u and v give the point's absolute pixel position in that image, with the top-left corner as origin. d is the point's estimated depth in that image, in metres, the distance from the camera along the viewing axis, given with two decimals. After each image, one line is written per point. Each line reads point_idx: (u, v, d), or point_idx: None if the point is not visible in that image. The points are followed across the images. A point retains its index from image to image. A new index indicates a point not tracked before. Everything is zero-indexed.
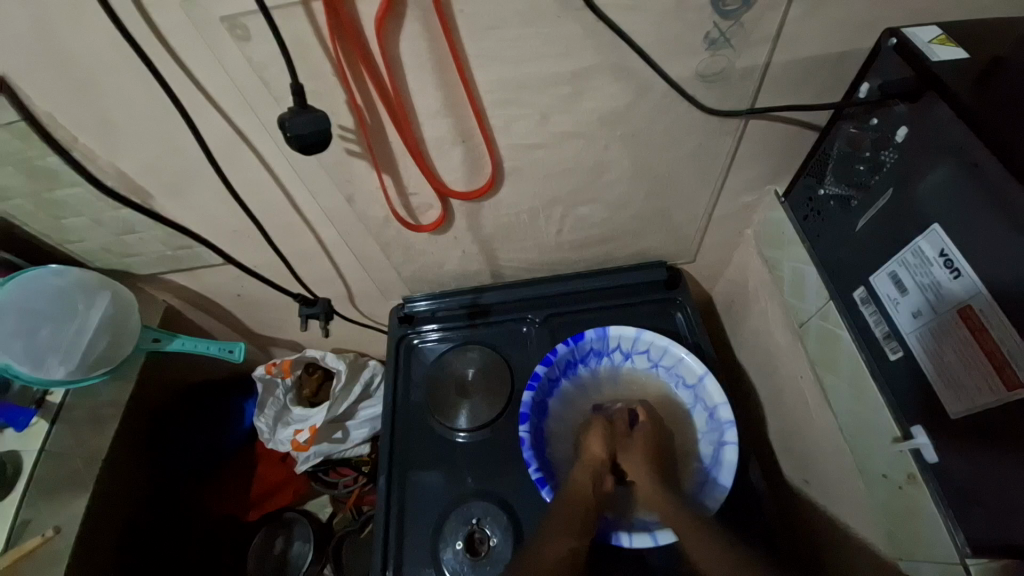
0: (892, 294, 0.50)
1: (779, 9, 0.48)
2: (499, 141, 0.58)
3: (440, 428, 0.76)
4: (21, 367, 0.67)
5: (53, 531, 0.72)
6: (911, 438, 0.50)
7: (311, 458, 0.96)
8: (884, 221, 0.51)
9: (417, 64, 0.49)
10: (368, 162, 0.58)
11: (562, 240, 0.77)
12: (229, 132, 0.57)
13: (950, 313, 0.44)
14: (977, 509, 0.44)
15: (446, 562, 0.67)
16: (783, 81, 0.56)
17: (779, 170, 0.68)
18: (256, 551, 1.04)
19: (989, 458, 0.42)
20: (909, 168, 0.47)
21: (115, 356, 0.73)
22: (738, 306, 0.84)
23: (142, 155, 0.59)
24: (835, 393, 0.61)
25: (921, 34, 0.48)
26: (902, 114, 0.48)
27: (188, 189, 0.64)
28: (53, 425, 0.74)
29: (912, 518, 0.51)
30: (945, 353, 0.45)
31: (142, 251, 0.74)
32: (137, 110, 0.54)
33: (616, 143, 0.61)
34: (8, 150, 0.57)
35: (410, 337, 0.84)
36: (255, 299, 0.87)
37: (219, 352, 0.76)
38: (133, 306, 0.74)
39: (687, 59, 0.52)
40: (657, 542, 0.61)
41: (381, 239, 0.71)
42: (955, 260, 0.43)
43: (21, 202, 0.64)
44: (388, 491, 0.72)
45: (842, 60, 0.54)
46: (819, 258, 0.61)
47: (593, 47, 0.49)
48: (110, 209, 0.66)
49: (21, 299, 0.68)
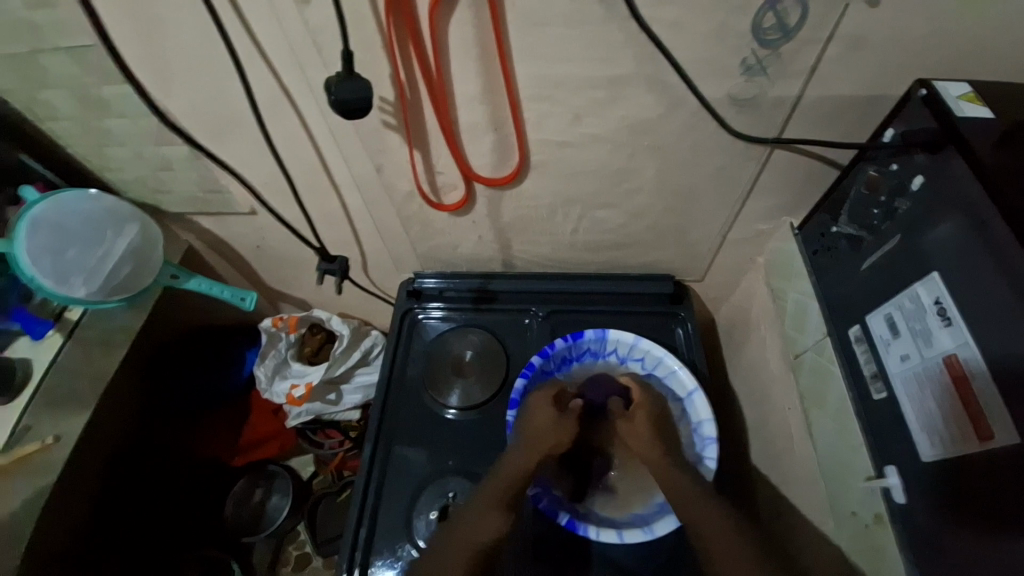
0: (885, 336, 0.52)
1: (817, 44, 0.49)
2: (530, 134, 0.60)
3: (431, 402, 0.78)
4: (45, 280, 0.69)
5: (52, 440, 0.73)
6: (882, 478, 0.51)
7: (303, 415, 1.00)
8: (890, 264, 0.52)
9: (462, 49, 0.51)
10: (401, 136, 0.60)
11: (577, 240, 0.79)
12: (275, 88, 0.59)
13: (936, 361, 0.45)
14: (939, 556, 0.45)
15: (418, 531, 0.69)
16: (813, 115, 0.57)
17: (798, 202, 0.69)
18: (234, 498, 1.06)
19: (955, 505, 0.43)
20: (921, 217, 0.48)
21: (133, 285, 0.76)
22: (738, 330, 0.85)
23: (189, 98, 0.61)
24: (818, 427, 0.62)
25: (951, 89, 0.49)
26: (921, 163, 0.49)
27: (228, 137, 0.66)
28: (67, 340, 0.78)
29: (873, 557, 0.52)
30: (926, 399, 0.46)
31: (174, 190, 0.77)
32: (192, 54, 0.56)
33: (642, 153, 0.62)
34: (66, 74, 0.60)
35: (415, 311, 0.86)
36: (273, 253, 0.90)
37: (232, 298, 0.79)
38: (158, 241, 0.78)
39: (722, 82, 0.53)
40: (622, 540, 0.64)
41: (402, 212, 0.73)
42: (949, 310, 0.44)
43: (70, 126, 0.68)
44: (372, 458, 0.75)
45: (873, 103, 0.55)
46: (822, 293, 0.63)
47: (633, 57, 0.51)
48: (152, 145, 0.69)
49: (54, 218, 0.71)
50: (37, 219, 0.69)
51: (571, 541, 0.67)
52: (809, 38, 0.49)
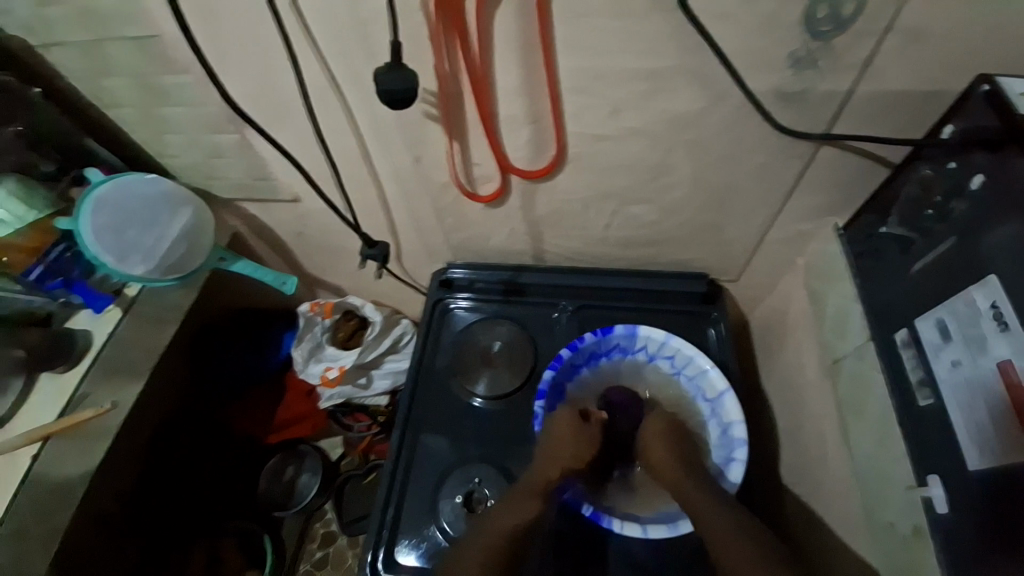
0: (936, 341, 0.50)
1: (872, 37, 0.48)
2: (568, 127, 0.60)
3: (459, 390, 0.80)
4: (107, 257, 0.74)
5: (108, 407, 0.79)
6: (924, 487, 0.49)
7: (334, 397, 1.03)
8: (943, 268, 0.50)
9: (505, 40, 0.51)
10: (441, 127, 0.61)
11: (609, 235, 0.79)
12: (323, 78, 0.61)
13: (991, 369, 0.43)
14: (983, 570, 0.43)
15: (444, 514, 0.71)
16: (864, 111, 0.55)
17: (843, 202, 0.67)
18: (268, 473, 1.11)
19: (1005, 518, 0.41)
20: (982, 218, 0.46)
21: (186, 264, 0.80)
22: (773, 333, 0.83)
23: (242, 88, 0.64)
24: (855, 435, 0.60)
25: (1016, 85, 0.46)
26: (982, 162, 0.47)
27: (276, 125, 0.69)
28: (125, 314, 0.83)
29: (910, 570, 0.50)
30: (977, 408, 0.44)
31: (224, 176, 0.80)
32: (247, 44, 0.59)
33: (681, 148, 0.62)
34: (132, 63, 0.64)
35: (446, 301, 0.88)
36: (312, 239, 0.93)
37: (273, 281, 0.82)
38: (209, 224, 0.82)
39: (769, 75, 0.52)
40: (646, 535, 0.64)
41: (438, 202, 0.74)
42: (1006, 315, 0.42)
43: (133, 113, 0.72)
44: (401, 443, 0.77)
45: (931, 100, 0.53)
46: (866, 296, 0.61)
47: (677, 48, 0.50)
48: (206, 132, 0.72)
49: (115, 198, 0.76)
50: (101, 199, 0.74)
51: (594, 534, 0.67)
52: (864, 30, 0.47)
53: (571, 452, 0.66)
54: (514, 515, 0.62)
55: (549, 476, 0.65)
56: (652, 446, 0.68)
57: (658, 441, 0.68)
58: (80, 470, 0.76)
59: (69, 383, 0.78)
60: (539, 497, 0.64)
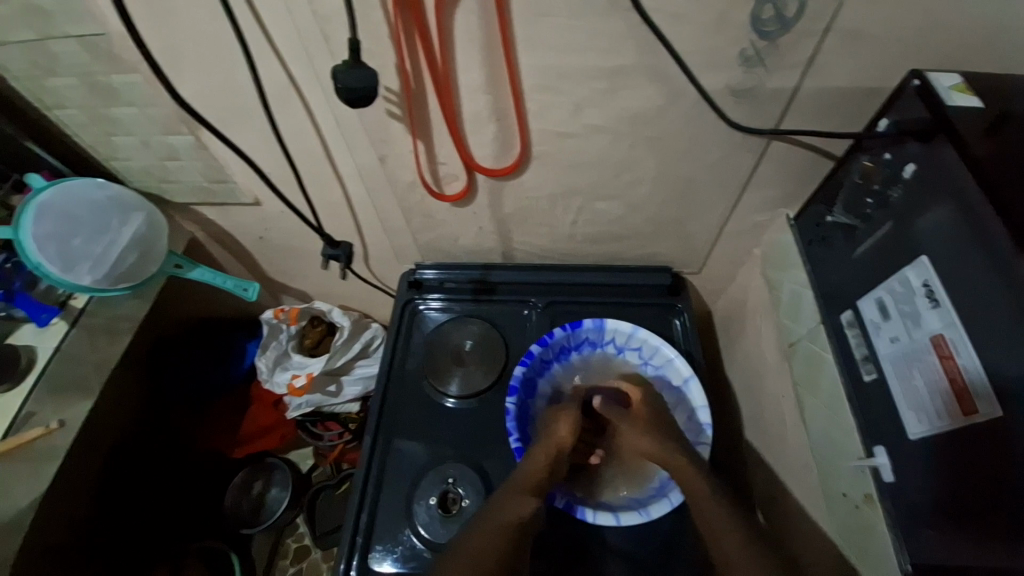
0: (876, 319, 0.53)
1: (814, 37, 0.51)
2: (532, 124, 0.61)
3: (431, 391, 0.79)
4: (51, 267, 0.70)
5: (57, 425, 0.75)
6: (871, 457, 0.53)
7: (303, 406, 0.99)
8: (882, 251, 0.53)
9: (467, 39, 0.52)
10: (405, 126, 0.61)
11: (577, 231, 0.80)
12: (281, 76, 0.60)
13: (924, 341, 0.47)
14: (928, 531, 0.46)
15: (418, 518, 0.70)
16: (810, 107, 0.58)
17: (793, 194, 0.70)
18: (235, 489, 1.09)
19: (944, 481, 0.45)
20: (913, 204, 0.50)
21: (138, 273, 0.77)
22: (734, 322, 0.87)
23: (198, 87, 0.62)
24: (811, 413, 0.63)
25: (943, 80, 0.50)
26: (913, 152, 0.51)
27: (233, 125, 0.67)
28: (72, 327, 0.79)
29: (863, 537, 0.54)
30: (914, 379, 0.48)
31: (179, 179, 0.77)
32: (201, 42, 0.57)
33: (641, 145, 0.64)
34: (76, 62, 0.60)
35: (415, 302, 0.87)
36: (275, 243, 0.91)
37: (234, 288, 0.79)
38: (164, 230, 0.78)
39: (721, 72, 0.54)
40: (619, 522, 0.65)
41: (405, 202, 0.74)
42: (936, 291, 0.46)
43: (77, 114, 0.68)
44: (372, 449, 0.76)
45: (868, 95, 0.56)
46: (817, 281, 0.64)
47: (634, 47, 0.52)
48: (158, 133, 0.69)
49: (59, 204, 0.71)
50: (44, 206, 0.70)
51: (570, 526, 0.68)
52: (807, 30, 0.50)
53: (552, 437, 0.67)
54: (510, 510, 0.60)
55: (541, 464, 0.65)
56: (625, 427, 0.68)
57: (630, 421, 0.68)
58: (29, 497, 0.72)
59: (10, 404, 0.73)
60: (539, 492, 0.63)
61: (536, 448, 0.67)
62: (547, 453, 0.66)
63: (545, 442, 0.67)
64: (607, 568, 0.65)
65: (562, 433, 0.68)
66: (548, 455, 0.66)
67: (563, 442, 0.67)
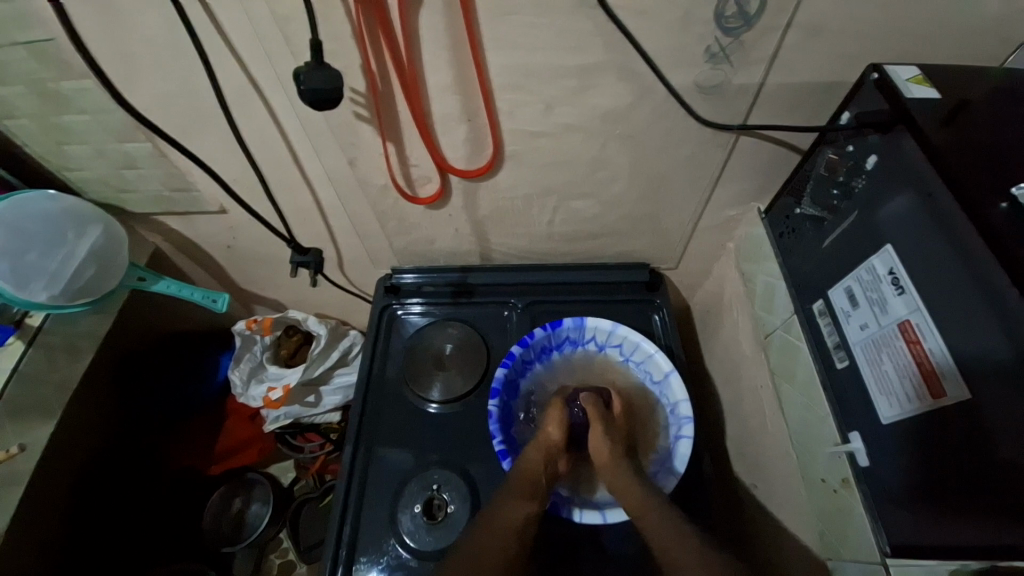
0: (845, 307, 0.55)
1: (777, 32, 0.52)
2: (504, 124, 0.61)
3: (412, 397, 0.78)
4: (4, 285, 0.67)
5: (17, 449, 0.72)
6: (846, 443, 0.54)
7: (281, 418, 0.97)
8: (849, 241, 0.55)
9: (433, 38, 0.51)
10: (374, 127, 0.59)
11: (553, 230, 0.80)
12: (243, 79, 0.58)
13: (892, 328, 0.48)
14: (904, 513, 0.47)
15: (404, 528, 0.69)
16: (775, 102, 0.59)
17: (764, 187, 0.72)
18: (212, 509, 1.03)
19: (916, 462, 0.46)
20: (876, 193, 0.51)
21: (97, 288, 0.73)
22: (712, 316, 0.88)
23: (155, 93, 0.60)
24: (788, 402, 0.64)
25: (901, 71, 0.52)
26: (874, 143, 0.52)
27: (193, 132, 0.65)
28: (29, 347, 0.75)
29: (842, 521, 0.55)
30: (883, 365, 0.49)
31: (139, 188, 0.74)
32: (155, 46, 0.55)
33: (614, 142, 0.64)
34: (22, 69, 0.57)
35: (394, 307, 0.86)
36: (245, 252, 0.88)
37: (203, 300, 0.77)
38: (124, 242, 0.74)
39: (689, 69, 0.55)
40: (606, 520, 0.64)
41: (378, 206, 0.73)
42: (901, 278, 0.47)
43: (26, 123, 0.65)
44: (354, 461, 0.74)
45: (830, 89, 0.58)
46: (789, 272, 0.65)
47: (602, 45, 0.52)
48: (114, 141, 0.66)
49: (8, 218, 0.67)
50: None
51: (557, 527, 0.67)
52: (769, 26, 0.51)
53: (543, 437, 0.68)
54: (508, 514, 0.60)
55: (536, 463, 0.65)
56: (598, 427, 0.67)
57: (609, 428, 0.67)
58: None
59: None
60: (535, 494, 0.62)
61: (529, 448, 0.67)
62: (541, 452, 0.66)
63: (537, 441, 0.67)
64: (597, 567, 0.65)
65: (550, 431, 0.68)
66: (542, 455, 0.66)
67: (550, 440, 0.67)
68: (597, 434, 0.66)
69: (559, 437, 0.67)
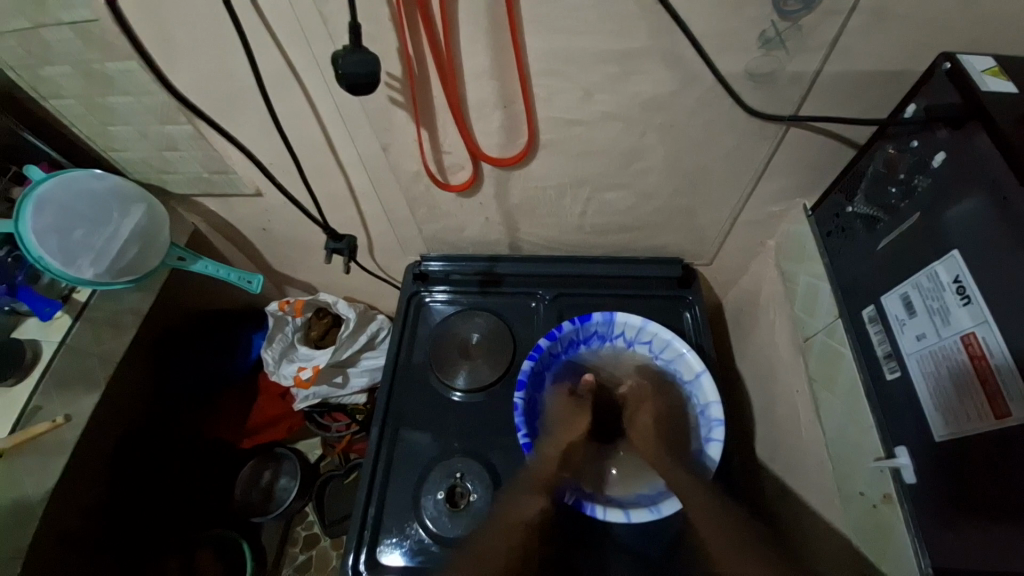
0: (900, 315, 0.51)
1: (840, 16, 0.48)
2: (540, 112, 0.59)
3: (438, 384, 0.78)
4: (53, 260, 0.69)
5: (63, 419, 0.76)
6: (892, 458, 0.51)
7: (309, 398, 0.99)
8: (907, 244, 0.51)
9: (472, 22, 0.49)
10: (409, 114, 0.59)
11: (585, 222, 0.78)
12: (281, 63, 0.58)
13: (953, 340, 0.45)
14: (949, 534, 0.45)
15: (426, 510, 0.69)
16: (831, 92, 0.56)
17: (811, 182, 0.68)
18: (244, 480, 1.10)
19: (972, 484, 0.43)
20: (943, 193, 0.47)
21: (138, 269, 0.75)
22: (746, 315, 0.85)
23: (197, 75, 0.60)
24: (827, 410, 0.62)
25: (975, 62, 0.47)
26: (943, 139, 0.48)
27: (232, 114, 0.66)
28: (75, 321, 0.78)
29: (882, 538, 0.52)
30: (941, 378, 0.46)
31: (180, 170, 0.76)
32: (197, 29, 0.55)
33: (653, 132, 0.61)
34: (69, 49, 0.59)
35: (421, 295, 0.86)
36: (279, 235, 0.90)
37: (238, 280, 0.78)
38: (165, 222, 0.77)
39: (738, 55, 0.52)
40: (629, 520, 0.61)
41: (409, 192, 0.72)
42: (968, 287, 0.44)
43: (74, 103, 0.67)
44: (380, 442, 0.75)
45: (894, 79, 0.54)
46: (835, 274, 0.62)
47: (648, 29, 0.49)
48: (157, 123, 0.68)
49: (60, 198, 0.70)
50: (42, 198, 0.69)
51: (578, 522, 0.67)
52: (831, 9, 0.47)
53: (558, 435, 0.71)
54: (517, 510, 0.66)
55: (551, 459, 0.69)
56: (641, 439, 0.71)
57: (653, 408, 0.73)
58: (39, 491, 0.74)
59: (17, 399, 0.73)
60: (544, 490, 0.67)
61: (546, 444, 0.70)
62: (557, 451, 0.69)
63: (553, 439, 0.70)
64: (616, 565, 0.64)
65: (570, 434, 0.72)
66: (559, 455, 0.69)
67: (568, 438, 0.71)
68: (642, 413, 0.73)
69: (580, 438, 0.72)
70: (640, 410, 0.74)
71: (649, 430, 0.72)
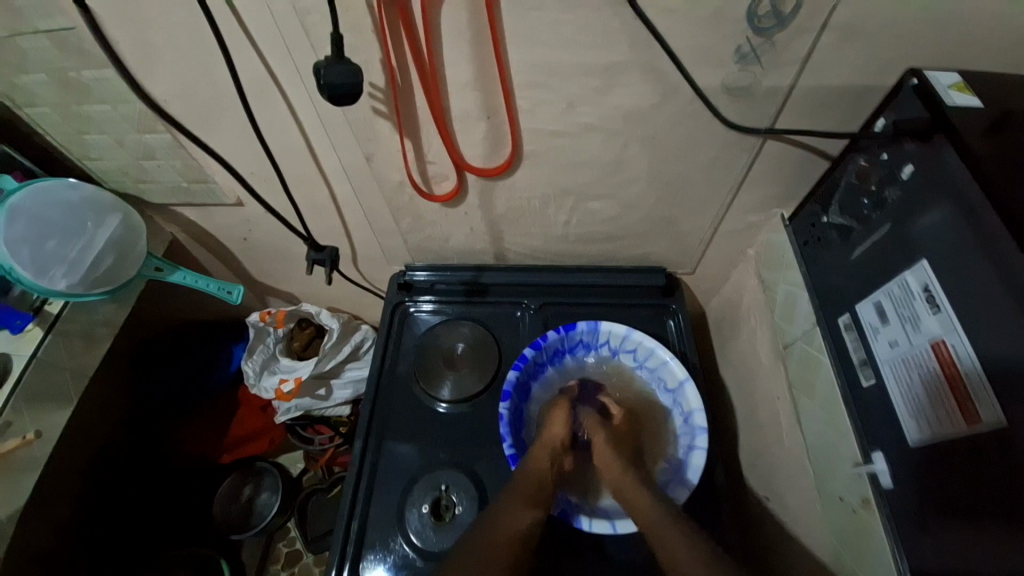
0: (874, 323, 0.53)
1: (812, 33, 0.50)
2: (522, 122, 0.59)
3: (422, 395, 0.78)
4: (25, 271, 0.67)
5: (34, 435, 0.73)
6: (870, 463, 0.52)
7: (291, 411, 0.97)
8: (880, 254, 0.53)
9: (455, 34, 0.50)
10: (392, 124, 0.59)
11: (569, 231, 0.79)
12: (263, 72, 0.58)
13: (924, 347, 0.46)
14: (926, 536, 0.46)
15: (410, 524, 0.68)
16: (805, 106, 0.57)
17: (789, 193, 0.70)
18: (223, 497, 1.06)
19: (947, 488, 0.44)
20: (911, 205, 0.49)
21: (118, 276, 0.74)
22: (728, 323, 0.86)
23: (175, 84, 0.60)
24: (807, 415, 0.63)
25: (942, 78, 0.49)
26: (911, 152, 0.50)
27: (212, 123, 0.65)
28: (47, 334, 0.76)
29: (862, 542, 0.53)
30: (913, 385, 0.47)
31: (158, 179, 0.75)
32: (177, 37, 0.54)
33: (635, 143, 0.62)
34: (44, 57, 0.57)
35: (406, 304, 0.86)
36: (261, 245, 0.89)
37: (218, 291, 0.77)
38: (142, 230, 0.76)
39: (716, 70, 0.53)
40: (615, 531, 0.63)
41: (393, 202, 0.72)
42: (936, 296, 0.45)
43: (48, 111, 0.65)
44: (363, 455, 0.74)
45: (864, 94, 0.55)
46: (813, 282, 0.63)
47: (628, 43, 0.50)
48: (134, 132, 0.67)
49: (33, 207, 0.68)
50: (15, 209, 0.67)
51: (565, 533, 0.66)
52: (803, 26, 0.49)
53: (549, 435, 0.68)
54: (512, 522, 0.59)
55: (543, 462, 0.66)
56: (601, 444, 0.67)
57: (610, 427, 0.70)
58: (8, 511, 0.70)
59: None
60: (538, 501, 0.62)
61: (535, 447, 0.67)
62: (546, 452, 0.66)
63: (542, 441, 0.67)
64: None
65: (555, 430, 0.68)
66: (548, 454, 0.67)
67: (555, 439, 0.68)
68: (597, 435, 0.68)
69: (563, 437, 0.68)
70: (592, 427, 0.69)
71: (603, 448, 0.66)
